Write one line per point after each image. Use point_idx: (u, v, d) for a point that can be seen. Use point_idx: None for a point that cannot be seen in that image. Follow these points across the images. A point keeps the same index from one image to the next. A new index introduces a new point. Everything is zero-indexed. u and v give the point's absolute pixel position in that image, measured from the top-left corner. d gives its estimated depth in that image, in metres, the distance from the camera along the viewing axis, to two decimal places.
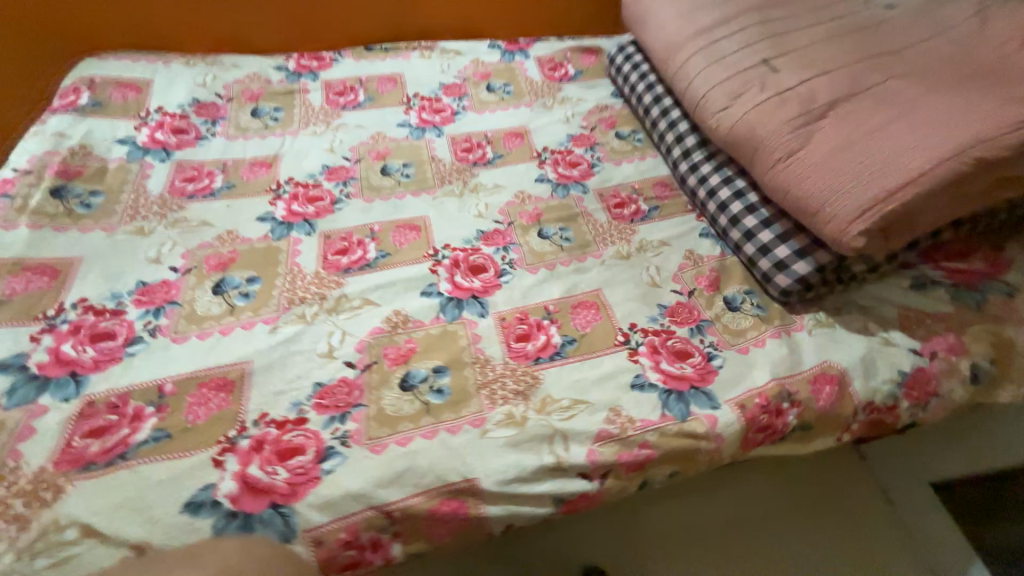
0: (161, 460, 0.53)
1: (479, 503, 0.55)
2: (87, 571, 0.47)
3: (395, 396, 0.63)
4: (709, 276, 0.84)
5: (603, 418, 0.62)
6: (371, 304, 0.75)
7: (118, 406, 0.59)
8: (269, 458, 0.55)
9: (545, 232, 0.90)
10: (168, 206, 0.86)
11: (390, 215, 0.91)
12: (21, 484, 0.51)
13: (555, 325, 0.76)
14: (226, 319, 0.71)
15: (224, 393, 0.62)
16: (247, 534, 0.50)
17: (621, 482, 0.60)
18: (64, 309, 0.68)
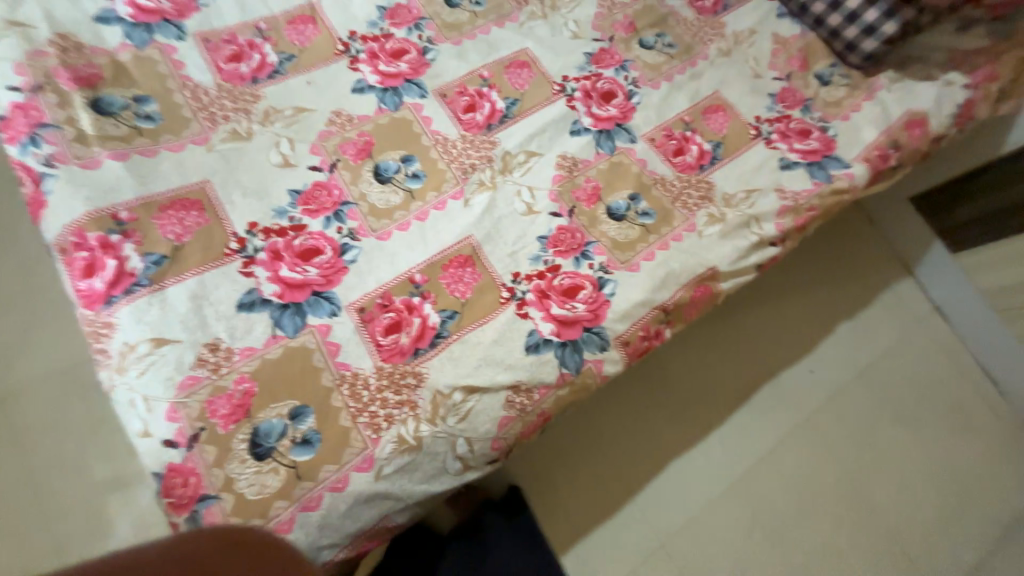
0: (479, 328, 0.61)
1: (717, 283, 0.70)
2: (484, 414, 0.57)
3: (615, 226, 0.70)
4: (800, 57, 0.91)
5: (775, 198, 0.76)
6: (536, 155, 0.75)
7: (389, 305, 0.61)
8: (560, 299, 0.63)
9: (647, 41, 0.87)
10: (239, 96, 0.69)
11: (490, 54, 0.81)
12: (376, 382, 0.56)
13: (698, 134, 0.81)
14: (413, 205, 0.68)
15: (470, 266, 0.65)
16: (580, 353, 0.61)
17: (794, 241, 0.77)
18: (244, 238, 0.61)
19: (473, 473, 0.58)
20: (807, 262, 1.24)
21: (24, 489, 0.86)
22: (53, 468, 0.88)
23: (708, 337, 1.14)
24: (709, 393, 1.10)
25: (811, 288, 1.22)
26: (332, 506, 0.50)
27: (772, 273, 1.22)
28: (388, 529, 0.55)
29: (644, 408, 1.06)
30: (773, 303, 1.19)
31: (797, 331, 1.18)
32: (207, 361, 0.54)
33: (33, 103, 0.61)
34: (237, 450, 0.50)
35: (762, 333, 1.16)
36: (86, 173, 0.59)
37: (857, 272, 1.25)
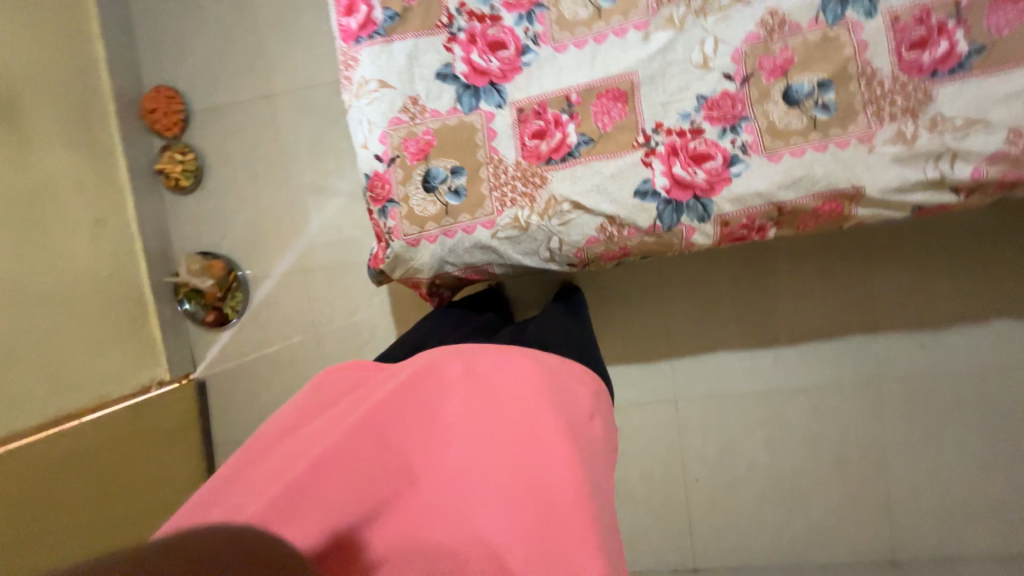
0: (606, 160, 0.71)
1: (853, 206, 0.69)
2: (581, 227, 0.72)
3: (782, 110, 0.68)
4: None
5: (1001, 140, 0.63)
6: (743, 2, 0.68)
7: (542, 113, 0.72)
8: (686, 161, 0.69)
9: None
10: None
11: None
12: (513, 171, 0.73)
13: (964, 27, 0.64)
14: (595, 24, 0.71)
15: (622, 103, 0.71)
16: (680, 214, 0.70)
17: (984, 197, 0.67)
18: (452, 15, 0.73)
19: (555, 265, 0.77)
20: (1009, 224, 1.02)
21: (289, 161, 1.36)
22: (304, 154, 1.35)
23: (827, 258, 1.08)
24: (793, 306, 1.11)
25: (992, 253, 1.03)
26: (461, 241, 0.74)
27: (955, 235, 1.04)
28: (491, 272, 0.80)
29: (721, 291, 1.13)
30: (928, 252, 1.05)
31: (935, 289, 1.06)
32: (410, 110, 0.73)
33: None
34: (416, 179, 0.73)
35: (895, 277, 1.07)
36: None
37: None
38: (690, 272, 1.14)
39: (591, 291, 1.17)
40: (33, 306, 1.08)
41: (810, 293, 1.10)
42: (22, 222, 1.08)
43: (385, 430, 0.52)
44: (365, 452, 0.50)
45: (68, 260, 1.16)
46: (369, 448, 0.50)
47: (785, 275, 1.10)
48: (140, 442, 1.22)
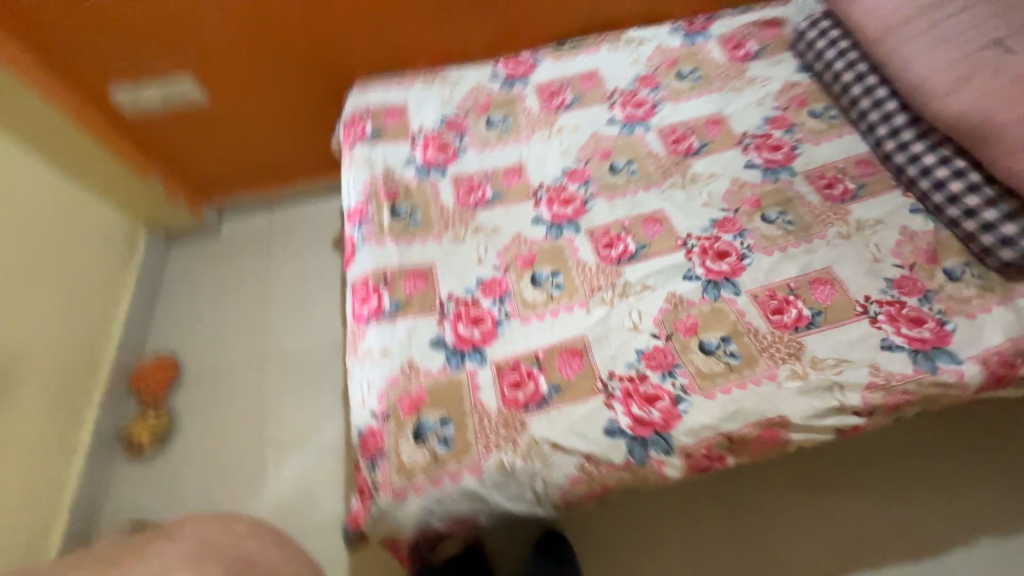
0: (575, 403, 0.83)
1: (788, 432, 0.81)
2: (562, 466, 0.78)
3: (702, 357, 0.87)
4: (928, 251, 0.98)
5: (867, 372, 0.84)
6: (651, 288, 0.97)
7: (516, 368, 0.88)
8: (641, 401, 0.83)
9: (768, 217, 1.06)
10: (464, 214, 1.10)
11: (633, 209, 1.09)
12: (495, 417, 0.82)
13: (800, 299, 0.94)
14: (551, 304, 0.96)
15: (579, 358, 0.89)
16: (647, 447, 0.79)
17: (882, 417, 0.83)
18: (443, 301, 0.97)
19: (542, 509, 0.79)
20: (928, 428, 1.16)
21: (265, 416, 1.40)
22: (284, 409, 1.41)
23: (794, 482, 1.13)
24: (784, 538, 1.07)
25: (931, 460, 1.13)
26: (449, 489, 0.76)
27: (894, 451, 1.14)
28: (477, 521, 0.79)
29: (708, 526, 1.09)
30: (877, 465, 1.13)
31: (906, 503, 1.09)
32: (406, 370, 0.87)
33: (367, 204, 1.10)
34: (407, 430, 0.81)
35: (865, 496, 1.10)
36: (377, 246, 1.03)
37: (997, 457, 1.12)
38: (673, 505, 1.12)
39: (577, 540, 1.09)
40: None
41: (793, 521, 1.09)
42: None
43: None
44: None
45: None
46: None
47: (766, 504, 1.11)
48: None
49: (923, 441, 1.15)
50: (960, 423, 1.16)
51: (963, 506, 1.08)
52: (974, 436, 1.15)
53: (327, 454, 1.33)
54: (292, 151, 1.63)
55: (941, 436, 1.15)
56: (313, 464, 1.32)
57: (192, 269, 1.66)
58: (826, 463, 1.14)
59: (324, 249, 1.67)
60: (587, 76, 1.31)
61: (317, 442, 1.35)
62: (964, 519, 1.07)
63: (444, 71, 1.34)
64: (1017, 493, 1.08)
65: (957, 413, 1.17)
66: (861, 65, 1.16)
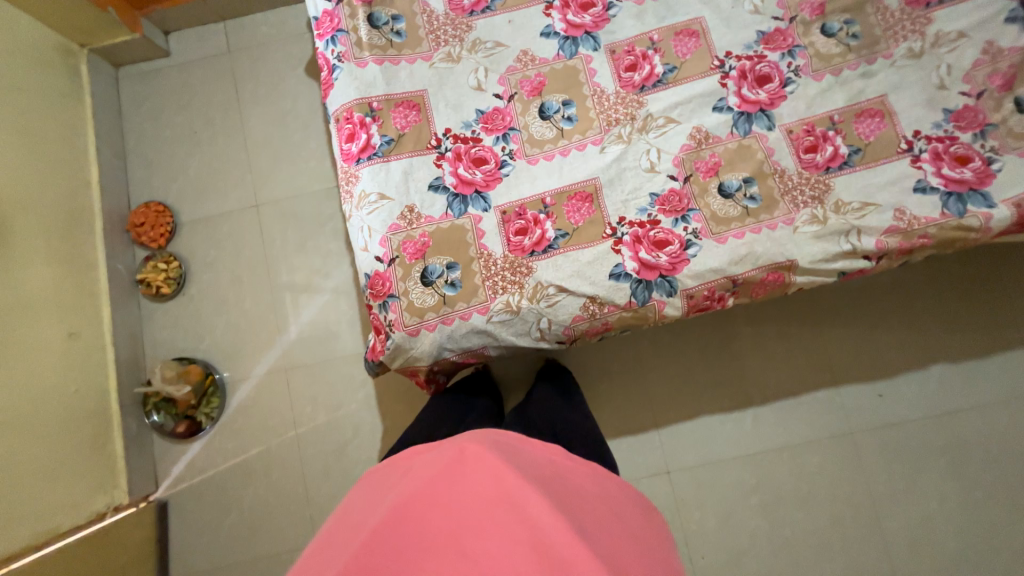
0: (581, 248, 0.82)
1: (792, 276, 0.82)
2: (566, 307, 0.81)
3: (720, 201, 0.82)
4: (1007, 74, 0.83)
5: (890, 216, 0.80)
6: (674, 122, 0.86)
7: (522, 213, 0.84)
8: (649, 246, 0.81)
9: (829, 28, 0.87)
10: (458, 26, 0.90)
11: (665, 19, 0.89)
12: (501, 263, 0.82)
13: (841, 136, 0.84)
14: (560, 142, 0.86)
15: (589, 203, 0.84)
16: (650, 290, 0.80)
17: (891, 261, 0.82)
18: (441, 139, 0.86)
19: (545, 344, 0.85)
20: (924, 271, 1.19)
21: (270, 261, 1.42)
22: (288, 255, 1.42)
23: (780, 320, 1.21)
24: (759, 364, 1.20)
25: (917, 299, 1.19)
26: (458, 328, 0.81)
27: (884, 292, 1.19)
28: (485, 353, 0.86)
29: (693, 355, 1.21)
30: (863, 305, 1.19)
31: (879, 337, 1.19)
32: (406, 216, 0.83)
33: (338, 12, 0.89)
34: (414, 275, 0.81)
35: (843, 331, 1.19)
36: (357, 69, 0.87)
37: (980, 298, 1.18)
38: (663, 339, 1.22)
39: (572, 366, 1.22)
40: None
41: (771, 351, 1.20)
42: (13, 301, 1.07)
43: (400, 508, 0.61)
44: (382, 540, 0.57)
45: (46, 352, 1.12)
46: (385, 536, 0.58)
47: (749, 337, 1.21)
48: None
49: (915, 283, 1.19)
50: (957, 267, 1.18)
51: (930, 339, 1.18)
52: (965, 278, 1.18)
53: (338, 296, 1.40)
54: None
55: (934, 279, 1.19)
56: (327, 304, 1.40)
57: (152, 104, 1.46)
58: (814, 303, 1.20)
59: (298, 78, 1.45)
60: None
61: (327, 286, 1.40)
62: (926, 349, 1.18)
63: None
64: (984, 328, 1.17)
65: (958, 258, 1.18)
66: None
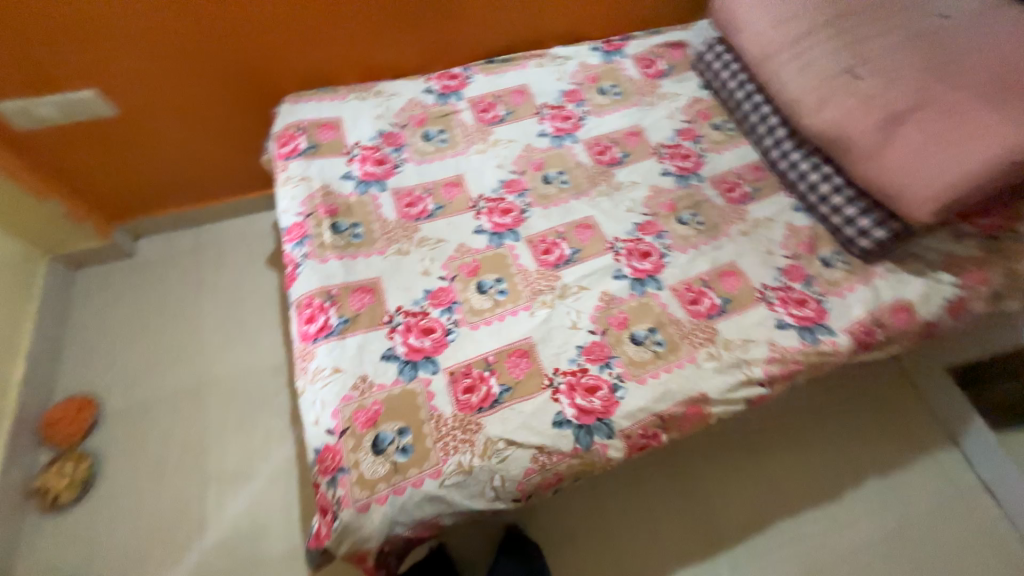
0: (524, 400, 0.90)
1: (707, 406, 0.94)
2: (516, 460, 0.85)
3: (634, 348, 0.98)
4: (808, 242, 1.16)
5: (766, 349, 0.99)
6: (586, 289, 1.07)
7: (468, 373, 0.93)
8: (583, 392, 0.91)
9: (682, 218, 1.20)
10: (407, 228, 1.13)
11: (566, 217, 1.19)
12: (451, 422, 0.87)
13: (712, 290, 1.08)
14: (497, 310, 1.03)
15: (526, 358, 0.96)
16: (591, 434, 0.88)
17: (780, 385, 0.99)
18: (392, 314, 0.99)
19: (501, 502, 0.85)
20: (822, 389, 1.38)
21: (203, 448, 1.32)
22: (224, 439, 1.34)
23: (720, 449, 1.28)
24: (714, 499, 1.22)
25: (825, 415, 1.34)
26: (411, 496, 0.80)
27: (797, 412, 1.34)
28: (440, 522, 0.83)
29: (650, 497, 1.22)
30: (784, 426, 1.32)
31: (807, 456, 1.29)
32: (359, 385, 0.89)
33: (307, 222, 1.09)
34: (365, 444, 0.83)
35: (777, 453, 1.29)
36: (320, 264, 1.03)
37: (874, 407, 1.36)
38: (619, 483, 1.23)
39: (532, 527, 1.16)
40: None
41: (720, 482, 1.24)
42: None
43: None
44: None
45: None
46: None
47: (697, 471, 1.25)
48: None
49: (820, 400, 1.36)
50: (844, 382, 1.38)
51: (850, 451, 1.30)
52: (854, 391, 1.38)
53: (276, 480, 1.29)
54: (213, 170, 1.52)
55: (831, 395, 1.36)
56: (263, 491, 1.28)
57: (104, 299, 1.52)
58: (744, 428, 1.31)
59: (258, 268, 1.60)
60: (517, 90, 1.39)
61: (265, 470, 1.30)
62: (851, 462, 1.28)
63: (377, 85, 1.35)
64: (889, 436, 1.32)
65: (843, 374, 1.40)
66: (749, 85, 1.34)
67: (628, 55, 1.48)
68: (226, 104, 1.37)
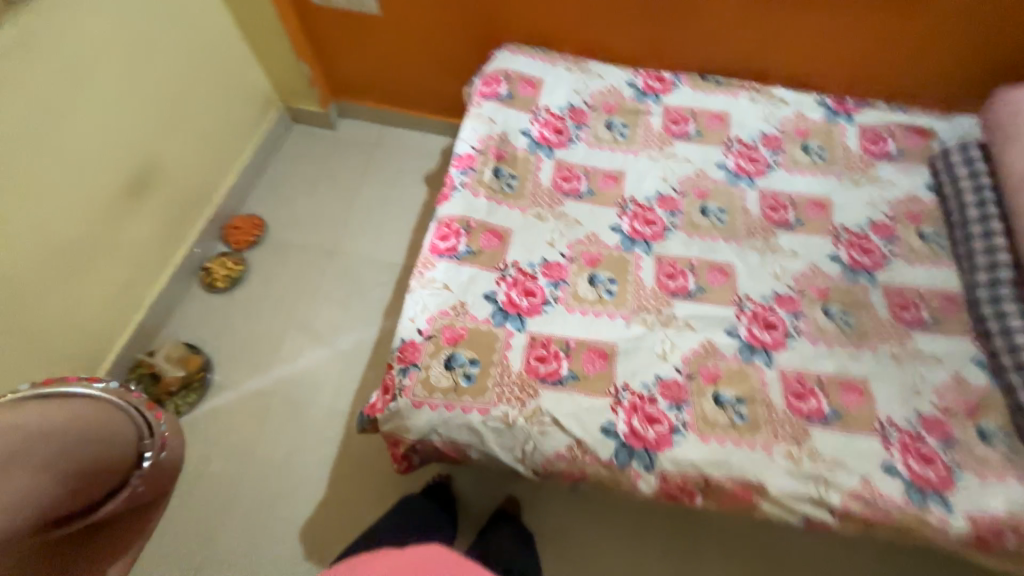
0: (585, 395, 0.92)
1: (760, 499, 0.88)
2: (553, 441, 0.88)
3: (711, 406, 0.94)
4: (972, 403, 0.98)
5: (856, 482, 0.88)
6: (692, 328, 1.03)
7: (546, 345, 0.98)
8: (643, 418, 0.91)
9: (829, 310, 1.08)
10: (554, 198, 1.19)
11: (705, 253, 1.14)
12: (514, 377, 0.93)
13: (825, 395, 0.97)
14: (597, 304, 1.04)
15: (603, 360, 0.97)
16: (631, 457, 0.87)
17: (854, 527, 0.88)
18: (507, 265, 1.07)
19: (522, 466, 0.90)
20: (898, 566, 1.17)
21: (316, 298, 1.57)
22: (333, 299, 1.58)
23: (746, 555, 1.17)
24: None
25: None
26: (455, 417, 0.88)
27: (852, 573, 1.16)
28: (468, 453, 0.91)
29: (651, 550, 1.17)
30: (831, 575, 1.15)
31: None
32: (457, 308, 0.99)
33: (476, 157, 1.20)
34: (440, 356, 0.93)
35: None
36: (471, 196, 1.14)
37: None
38: (628, 520, 1.20)
39: (531, 509, 1.20)
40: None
41: None
42: (106, 242, 1.25)
43: None
44: None
45: (99, 291, 1.26)
46: None
47: (711, 557, 1.17)
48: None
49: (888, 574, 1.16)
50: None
51: None
52: None
53: (353, 351, 1.49)
54: (420, 85, 1.72)
55: None
56: (341, 354, 1.49)
57: (301, 152, 1.84)
58: (785, 550, 1.17)
59: (414, 180, 1.80)
60: (716, 115, 1.34)
61: (349, 338, 1.51)
62: None
63: (587, 62, 1.40)
64: None
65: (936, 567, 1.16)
66: (991, 206, 1.12)
67: (856, 123, 1.33)
68: (456, 35, 1.52)
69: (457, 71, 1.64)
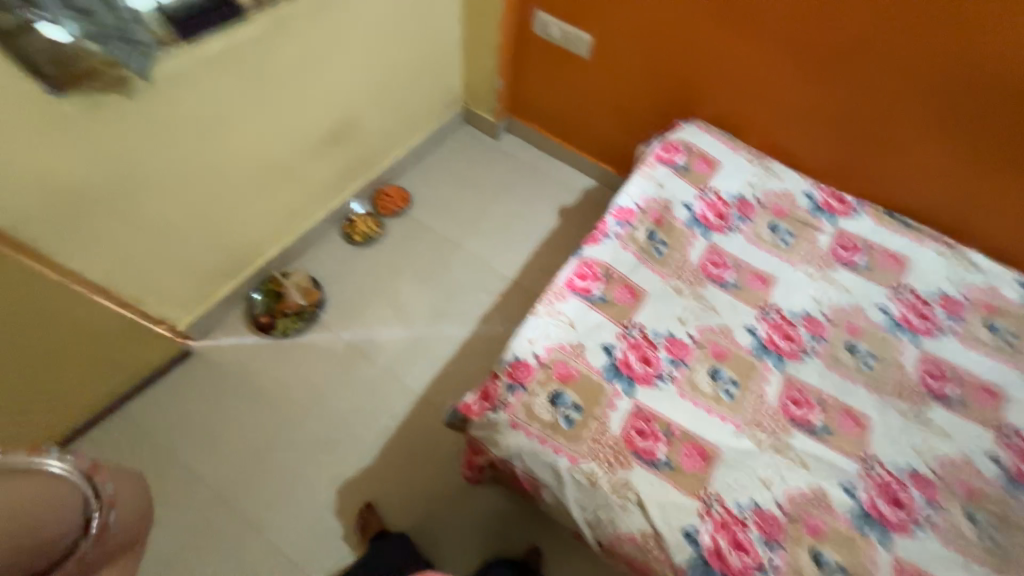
0: (675, 489, 0.88)
1: None
2: (631, 522, 0.86)
3: (807, 561, 0.85)
4: None
5: None
6: (806, 467, 0.94)
7: (648, 421, 0.94)
8: (730, 540, 0.85)
9: (975, 516, 0.93)
10: (697, 278, 1.16)
11: (842, 394, 1.05)
12: (609, 439, 0.90)
13: None
14: (711, 401, 0.99)
15: (701, 460, 0.92)
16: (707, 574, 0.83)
17: None
18: (633, 325, 1.05)
19: (590, 530, 0.88)
20: None
21: (428, 281, 1.66)
22: (441, 287, 1.65)
23: None
24: None
25: None
26: (544, 453, 0.88)
27: None
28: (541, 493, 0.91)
29: None
30: None
31: None
32: (574, 348, 0.99)
33: (636, 214, 1.22)
34: (548, 388, 0.93)
35: None
36: (620, 248, 1.15)
37: None
38: None
39: None
40: (197, 213, 1.22)
41: None
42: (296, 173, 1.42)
43: None
44: None
45: (273, 210, 1.43)
46: None
47: None
48: (78, 337, 1.18)
49: None
50: None
51: None
52: None
53: (442, 342, 1.54)
54: (590, 128, 1.79)
55: None
56: (431, 340, 1.54)
57: (461, 149, 1.98)
58: None
59: (549, 209, 1.86)
60: (894, 256, 1.24)
61: (443, 328, 1.57)
62: None
63: (771, 160, 1.38)
64: None
65: None
66: None
67: None
68: (647, 96, 1.57)
69: (630, 125, 1.68)
